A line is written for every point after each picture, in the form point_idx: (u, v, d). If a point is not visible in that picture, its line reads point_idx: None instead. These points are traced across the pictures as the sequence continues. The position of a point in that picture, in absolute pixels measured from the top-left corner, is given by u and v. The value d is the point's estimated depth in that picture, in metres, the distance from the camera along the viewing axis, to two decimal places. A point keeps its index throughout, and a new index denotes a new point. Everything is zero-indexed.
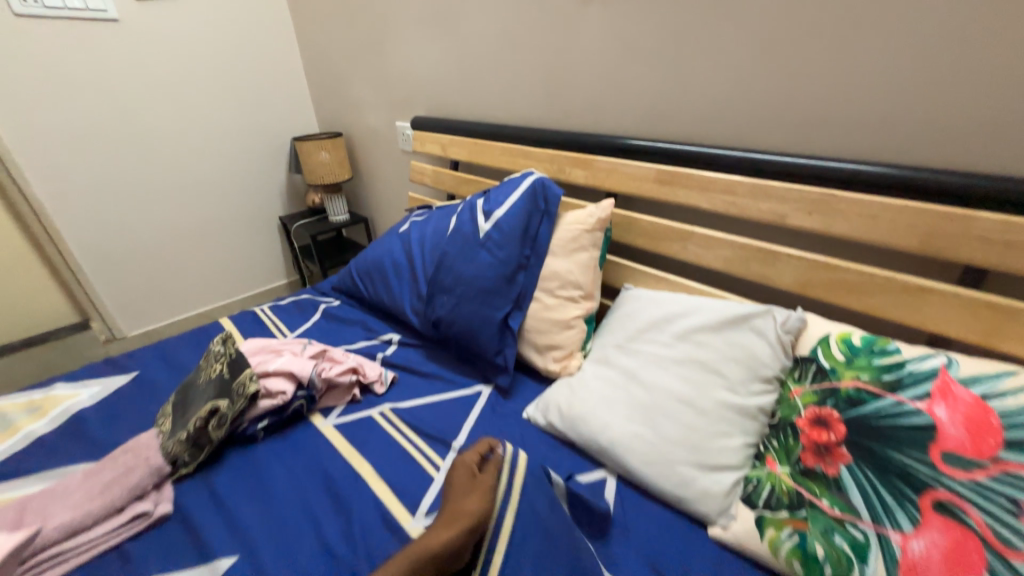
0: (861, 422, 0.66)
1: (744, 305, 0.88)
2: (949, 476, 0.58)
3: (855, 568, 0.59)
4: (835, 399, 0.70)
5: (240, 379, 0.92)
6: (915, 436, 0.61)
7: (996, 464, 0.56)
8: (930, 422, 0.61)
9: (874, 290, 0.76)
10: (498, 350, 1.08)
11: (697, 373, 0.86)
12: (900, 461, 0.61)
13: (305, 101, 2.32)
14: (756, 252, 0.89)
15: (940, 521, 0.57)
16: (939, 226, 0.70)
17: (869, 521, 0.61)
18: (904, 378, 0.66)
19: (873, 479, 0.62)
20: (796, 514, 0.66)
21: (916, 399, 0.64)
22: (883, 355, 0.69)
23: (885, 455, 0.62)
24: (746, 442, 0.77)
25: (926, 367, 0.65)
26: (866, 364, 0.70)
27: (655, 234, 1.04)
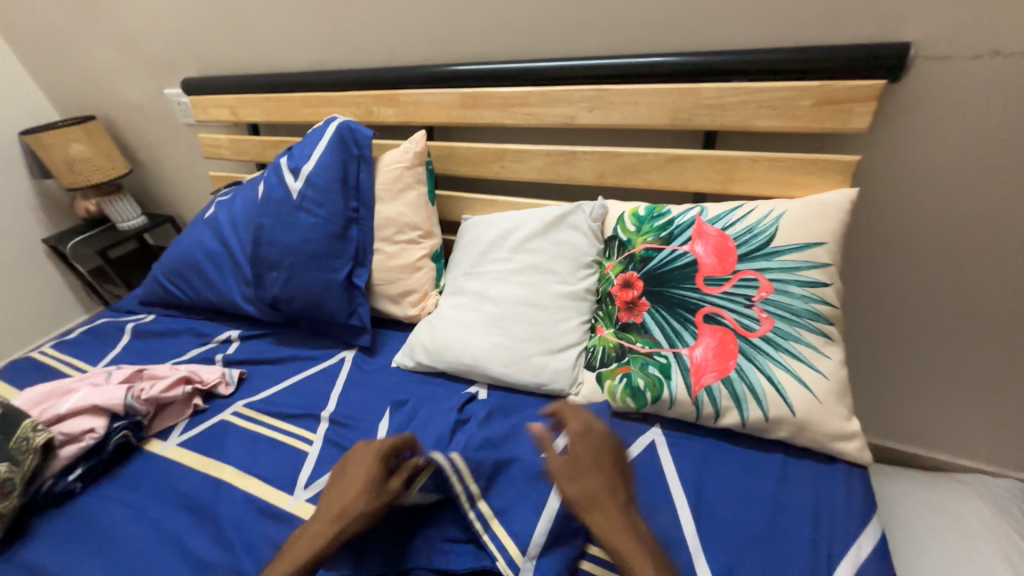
0: (651, 274, 0.80)
1: (559, 207, 0.98)
2: (710, 294, 0.74)
3: (664, 385, 0.75)
4: (633, 263, 0.83)
5: (18, 433, 0.75)
6: (686, 273, 0.77)
7: (735, 275, 0.74)
8: (693, 258, 0.77)
9: (650, 167, 0.90)
10: (351, 312, 1.04)
11: (534, 276, 0.94)
12: (680, 295, 0.76)
13: (20, 79, 1.73)
14: (560, 155, 0.97)
15: (709, 328, 0.74)
16: (681, 102, 0.84)
17: (668, 347, 0.76)
18: (674, 230, 0.80)
19: (665, 315, 0.77)
20: (622, 362, 0.80)
21: (683, 243, 0.79)
22: (659, 217, 0.83)
23: (670, 294, 0.77)
24: (581, 320, 0.90)
25: (688, 218, 0.81)
26: (649, 228, 0.83)
27: (475, 159, 1.06)
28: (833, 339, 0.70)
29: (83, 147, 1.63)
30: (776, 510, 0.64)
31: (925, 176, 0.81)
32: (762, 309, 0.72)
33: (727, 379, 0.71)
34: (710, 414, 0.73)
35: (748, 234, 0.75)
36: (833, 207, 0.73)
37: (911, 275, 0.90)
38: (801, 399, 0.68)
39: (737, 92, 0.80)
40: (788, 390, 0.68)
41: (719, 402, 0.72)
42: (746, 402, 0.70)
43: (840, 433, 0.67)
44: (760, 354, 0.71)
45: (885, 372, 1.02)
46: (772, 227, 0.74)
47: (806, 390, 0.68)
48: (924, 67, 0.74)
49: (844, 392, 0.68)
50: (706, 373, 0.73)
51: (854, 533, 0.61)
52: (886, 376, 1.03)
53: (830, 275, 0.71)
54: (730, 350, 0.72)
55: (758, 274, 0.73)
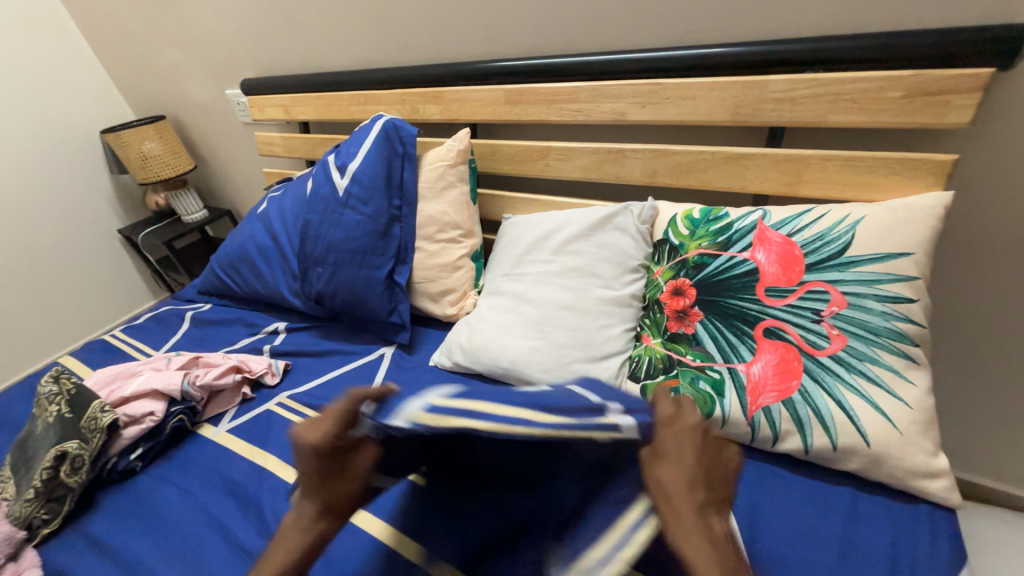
0: (706, 283, 0.74)
1: (605, 207, 0.94)
2: (772, 307, 0.68)
3: (716, 403, 0.69)
4: (685, 270, 0.78)
5: (88, 413, 0.80)
6: (744, 282, 0.71)
7: (802, 287, 0.67)
8: (753, 267, 0.71)
9: (706, 166, 0.84)
10: (391, 309, 1.04)
11: (577, 279, 0.91)
12: (737, 306, 0.70)
13: (103, 82, 1.88)
14: (608, 154, 0.93)
15: (769, 344, 0.67)
16: (745, 96, 0.78)
17: (721, 361, 0.70)
18: (733, 235, 0.74)
19: (720, 327, 0.71)
20: (670, 374, 0.75)
21: (742, 250, 0.73)
22: (716, 222, 0.77)
23: (726, 304, 0.72)
24: (625, 327, 0.85)
25: (749, 222, 0.74)
26: (705, 232, 0.78)
27: (519, 157, 1.04)
28: (919, 363, 0.62)
29: (155, 145, 1.75)
30: (845, 551, 0.57)
31: None
32: (832, 325, 0.65)
33: (790, 401, 0.65)
34: (767, 437, 0.66)
35: (818, 242, 0.68)
36: (923, 214, 0.64)
37: (1012, 291, 0.79)
38: (878, 430, 0.60)
39: (811, 85, 0.72)
40: (863, 418, 0.61)
41: (778, 425, 0.65)
42: (811, 427, 0.64)
43: (924, 470, 0.59)
44: (830, 376, 0.64)
45: (971, 399, 0.91)
46: (848, 234, 0.67)
47: (884, 419, 0.61)
48: None
49: (930, 423, 0.60)
50: (764, 392, 0.66)
51: None
52: (972, 404, 0.91)
53: (917, 290, 0.63)
54: (793, 370, 0.66)
55: (829, 287, 0.66)
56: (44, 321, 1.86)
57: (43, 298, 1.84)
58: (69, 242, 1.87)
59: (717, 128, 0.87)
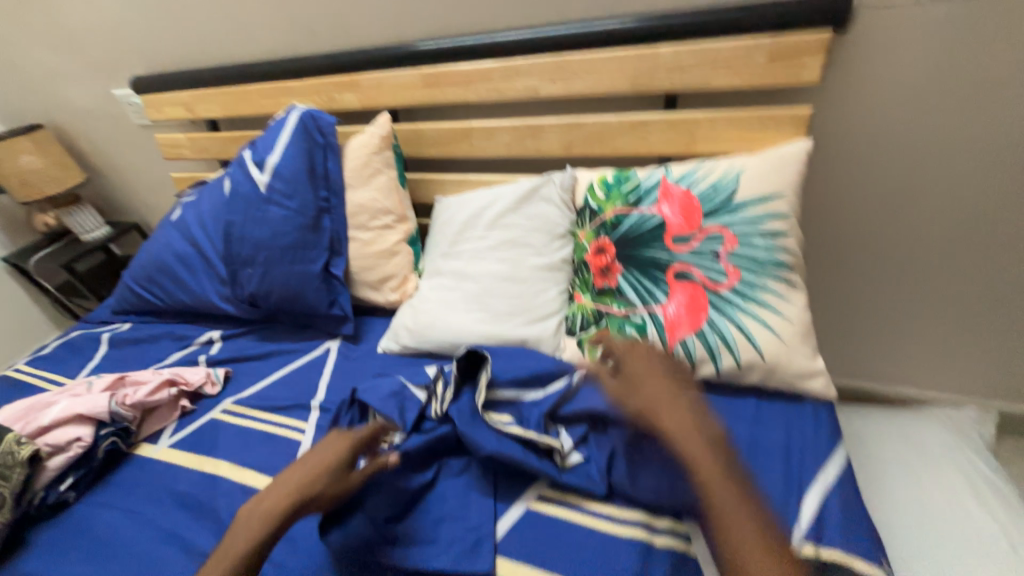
0: (622, 239, 0.82)
1: (529, 180, 0.99)
2: (678, 253, 0.77)
3: None
4: (605, 230, 0.85)
5: (2, 448, 0.74)
6: (655, 234, 0.79)
7: (701, 232, 0.76)
8: (660, 219, 0.79)
9: (615, 134, 0.91)
10: (331, 302, 1.04)
11: (511, 250, 0.97)
12: (650, 256, 0.79)
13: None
14: (527, 129, 0.98)
15: (681, 286, 0.76)
16: (640, 67, 0.85)
17: (642, 307, 0.79)
18: (641, 193, 0.82)
19: (638, 276, 0.80)
20: (600, 325, 0.83)
21: (650, 206, 0.81)
22: (627, 182, 0.85)
23: (641, 255, 0.80)
24: (559, 290, 0.92)
25: (654, 180, 0.83)
26: (618, 193, 0.85)
27: (442, 139, 1.06)
28: (796, 286, 0.73)
29: (34, 158, 1.56)
30: (750, 447, 0.69)
31: (875, 125, 0.84)
32: (728, 262, 0.75)
33: (700, 331, 0.74)
34: (685, 366, 0.76)
35: (712, 192, 0.77)
36: (789, 159, 0.76)
37: (869, 220, 0.94)
38: (769, 346, 0.72)
39: (693, 54, 0.81)
40: (758, 337, 0.72)
41: (694, 354, 0.75)
42: (719, 352, 0.74)
43: (807, 373, 0.71)
44: (729, 305, 0.74)
45: (852, 317, 1.07)
46: (734, 182, 0.77)
47: (773, 335, 0.72)
48: (867, 16, 0.76)
49: (809, 334, 0.72)
50: (680, 328, 0.76)
51: (824, 457, 0.66)
52: (853, 321, 1.08)
53: (791, 225, 0.74)
54: (700, 305, 0.75)
55: (723, 229, 0.75)
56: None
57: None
58: None
59: (621, 98, 0.95)
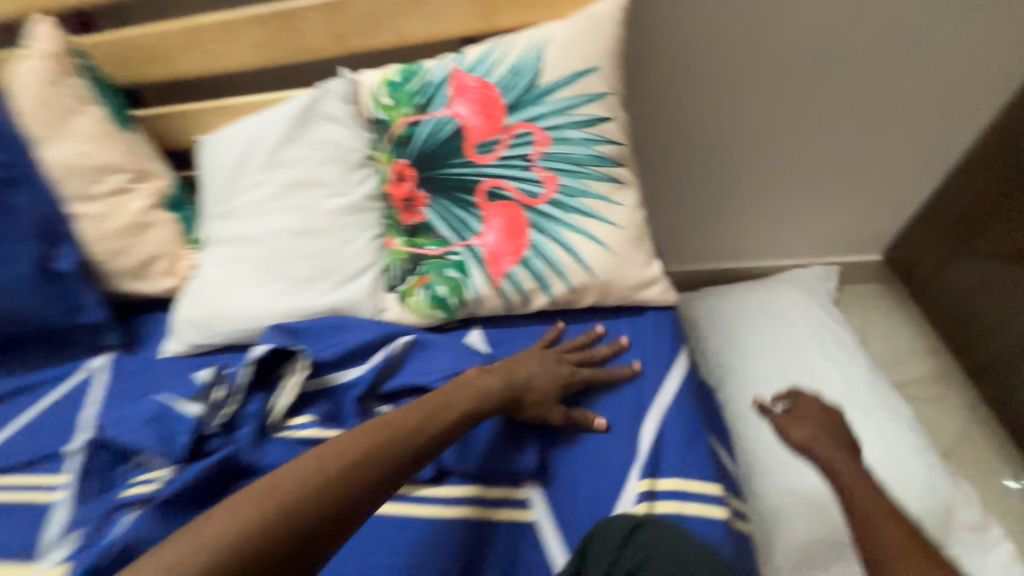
0: (420, 157, 0.63)
1: (301, 96, 0.73)
2: (485, 166, 0.61)
3: (464, 286, 0.65)
4: (398, 149, 0.65)
5: None
6: (455, 147, 0.61)
7: (507, 133, 0.60)
8: (458, 123, 0.61)
9: (394, 12, 0.67)
10: (71, 309, 0.75)
11: (300, 196, 0.74)
12: (453, 176, 0.62)
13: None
14: (276, 20, 0.70)
15: (495, 206, 0.62)
16: None
17: (457, 242, 0.64)
18: (431, 92, 0.62)
19: (447, 205, 0.63)
20: (418, 273, 0.68)
21: (443, 107, 0.62)
22: (412, 81, 0.64)
23: (445, 177, 0.63)
24: (371, 237, 0.73)
25: (443, 71, 0.62)
26: (404, 95, 0.64)
27: (163, 50, 0.74)
28: (623, 183, 0.61)
29: None
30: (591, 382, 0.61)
31: None
32: (544, 169, 0.60)
33: (524, 258, 0.62)
34: (517, 300, 0.64)
35: (512, 78, 0.60)
36: (602, 20, 0.59)
37: None
38: (598, 260, 0.61)
39: None
40: (585, 252, 0.61)
41: (522, 286, 0.63)
42: (548, 279, 0.63)
43: (644, 281, 0.63)
44: (551, 221, 0.61)
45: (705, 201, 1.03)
46: (537, 59, 0.59)
47: (600, 248, 0.61)
48: None
49: (643, 236, 0.63)
50: (502, 258, 0.63)
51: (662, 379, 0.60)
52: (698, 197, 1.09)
53: (609, 108, 0.60)
54: (520, 226, 0.62)
55: (531, 127, 0.60)
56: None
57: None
58: None
59: None
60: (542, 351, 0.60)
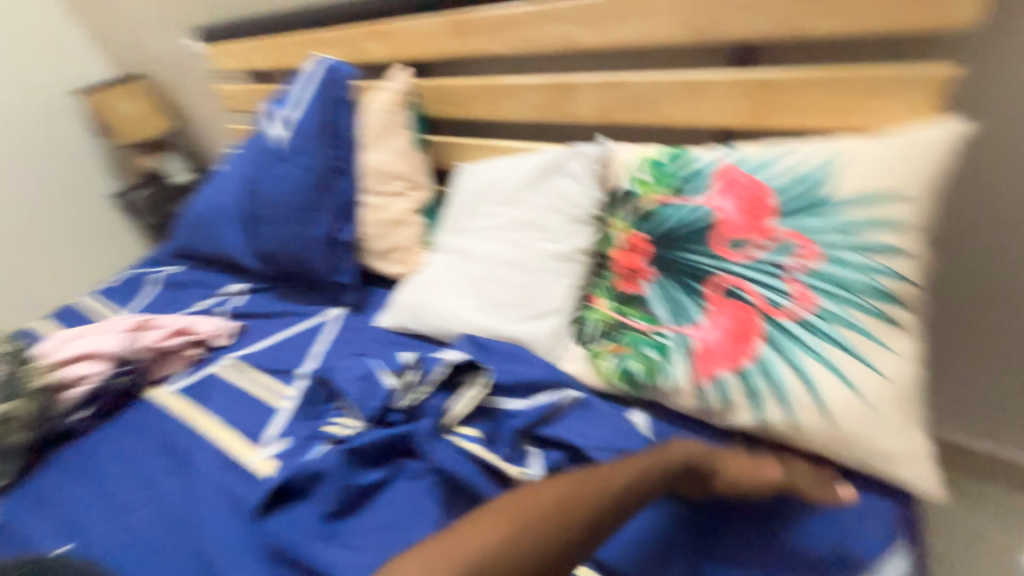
0: (661, 234, 0.66)
1: (551, 152, 0.83)
2: (732, 262, 0.59)
3: (662, 369, 0.62)
4: (639, 220, 0.69)
5: (31, 371, 0.81)
6: (703, 235, 0.62)
7: (768, 235, 0.58)
8: (714, 213, 0.61)
9: (663, 98, 0.72)
10: (334, 268, 0.99)
11: (520, 232, 0.83)
12: (690, 259, 0.62)
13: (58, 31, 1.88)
14: (556, 88, 0.82)
15: (726, 304, 0.59)
16: (705, 6, 0.65)
17: (671, 326, 0.62)
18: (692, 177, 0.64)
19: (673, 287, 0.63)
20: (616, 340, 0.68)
21: (702, 195, 0.63)
22: (676, 162, 0.66)
23: (682, 259, 0.63)
24: (570, 285, 0.77)
25: (711, 164, 0.64)
26: (664, 176, 0.67)
27: (464, 99, 0.93)
28: (901, 325, 0.53)
29: (131, 106, 1.86)
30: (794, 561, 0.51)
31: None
32: (797, 281, 0.56)
33: (744, 372, 0.57)
34: (720, 410, 0.59)
35: (792, 182, 0.57)
36: (925, 145, 0.52)
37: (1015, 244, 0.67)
38: (841, 398, 0.53)
39: None
40: (829, 394, 0.53)
41: (729, 397, 0.57)
42: (766, 399, 0.56)
43: (892, 451, 0.52)
44: (785, 337, 0.55)
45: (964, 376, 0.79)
46: (823, 172, 0.56)
47: (848, 390, 0.53)
48: None
49: (903, 399, 0.52)
50: (722, 360, 0.58)
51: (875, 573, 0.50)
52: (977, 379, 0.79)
53: (909, 240, 0.53)
54: (750, 326, 0.57)
55: (800, 236, 0.56)
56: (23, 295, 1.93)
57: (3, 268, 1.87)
58: (66, 208, 1.97)
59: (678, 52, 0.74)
60: (798, 472, 0.55)
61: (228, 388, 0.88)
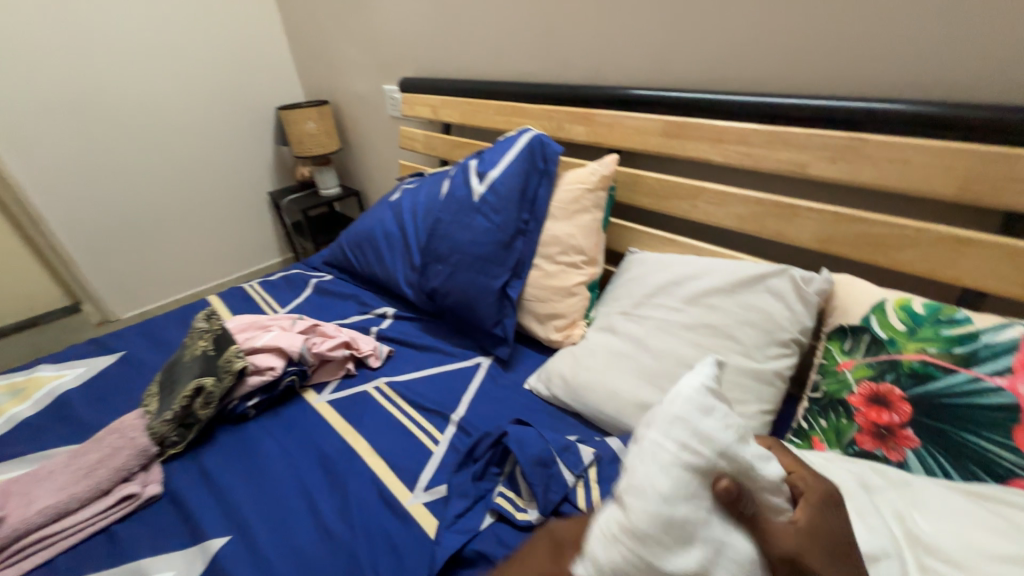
0: (928, 399, 0.58)
1: (755, 266, 0.82)
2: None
3: None
4: (893, 374, 0.62)
5: (226, 355, 0.89)
6: (994, 419, 0.53)
7: None
8: (1013, 399, 0.53)
9: (899, 245, 0.71)
10: (497, 321, 1.04)
11: (708, 338, 0.81)
12: (977, 446, 0.54)
13: (276, 52, 2.18)
14: (772, 207, 0.82)
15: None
16: (979, 172, 0.64)
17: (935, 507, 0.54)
18: (980, 350, 0.57)
19: (945, 463, 0.55)
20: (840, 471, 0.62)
21: (993, 374, 0.55)
22: (951, 325, 0.60)
23: (957, 438, 0.55)
24: (761, 409, 0.75)
25: (1003, 339, 0.56)
26: (932, 335, 0.61)
27: (662, 193, 0.97)
28: None
29: (315, 125, 2.01)
30: None
31: None
32: None
33: None
34: None
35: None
36: None
37: None
38: None
39: None
40: None
41: None
42: None
43: None
44: None
45: None
46: None
47: None
48: None
49: None
50: None
51: None
52: None
53: None
54: None
55: None
56: (176, 260, 2.19)
57: (172, 235, 2.13)
58: (231, 196, 2.24)
59: (919, 202, 0.73)
60: None
61: (380, 414, 0.91)
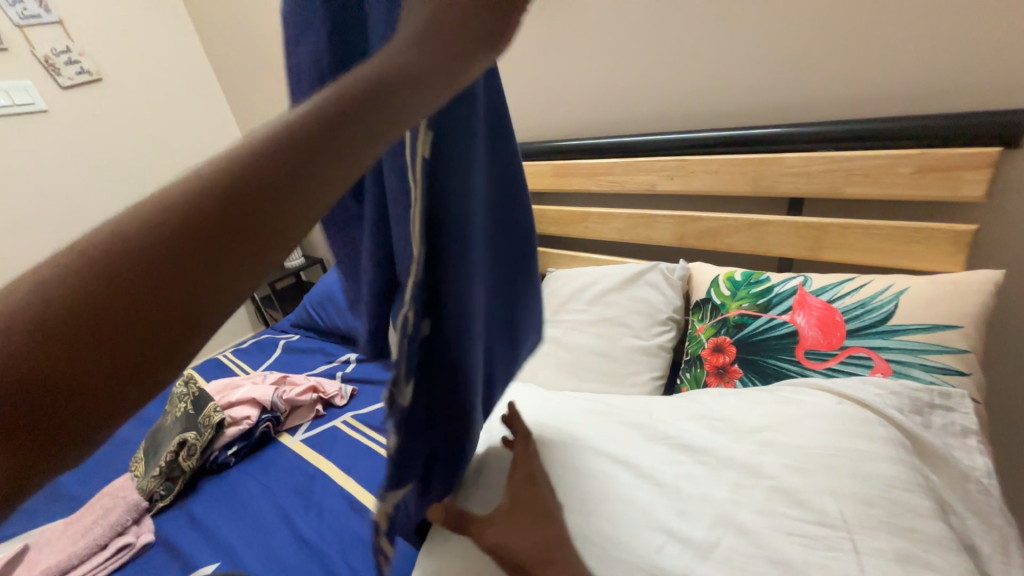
0: (746, 340, 0.78)
1: (635, 265, 1.03)
2: (812, 369, 0.69)
3: None
4: (725, 328, 0.82)
5: (205, 411, 1.01)
6: (784, 344, 0.73)
7: (843, 351, 0.69)
8: (793, 329, 0.74)
9: (727, 233, 0.93)
10: None
11: (606, 328, 0.99)
12: (776, 366, 0.73)
13: None
14: (640, 219, 1.04)
15: None
16: (762, 172, 0.88)
17: None
18: (774, 298, 0.78)
19: (757, 382, 0.73)
20: None
21: (783, 313, 0.76)
22: (758, 284, 0.81)
23: (768, 364, 0.74)
24: (652, 376, 0.92)
25: (788, 289, 0.78)
26: (746, 294, 0.82)
27: (563, 220, 1.19)
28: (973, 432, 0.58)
29: None
30: None
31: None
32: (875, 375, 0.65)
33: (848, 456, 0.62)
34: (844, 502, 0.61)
35: (861, 309, 0.70)
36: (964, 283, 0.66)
37: None
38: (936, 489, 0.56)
39: (824, 162, 0.81)
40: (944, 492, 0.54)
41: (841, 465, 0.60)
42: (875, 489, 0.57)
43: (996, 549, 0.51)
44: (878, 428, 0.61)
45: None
46: (891, 304, 0.69)
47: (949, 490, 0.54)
48: None
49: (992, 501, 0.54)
50: None
51: None
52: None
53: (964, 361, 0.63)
54: None
55: (872, 353, 0.67)
56: None
57: None
58: None
59: (738, 200, 0.97)
60: None
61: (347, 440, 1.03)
